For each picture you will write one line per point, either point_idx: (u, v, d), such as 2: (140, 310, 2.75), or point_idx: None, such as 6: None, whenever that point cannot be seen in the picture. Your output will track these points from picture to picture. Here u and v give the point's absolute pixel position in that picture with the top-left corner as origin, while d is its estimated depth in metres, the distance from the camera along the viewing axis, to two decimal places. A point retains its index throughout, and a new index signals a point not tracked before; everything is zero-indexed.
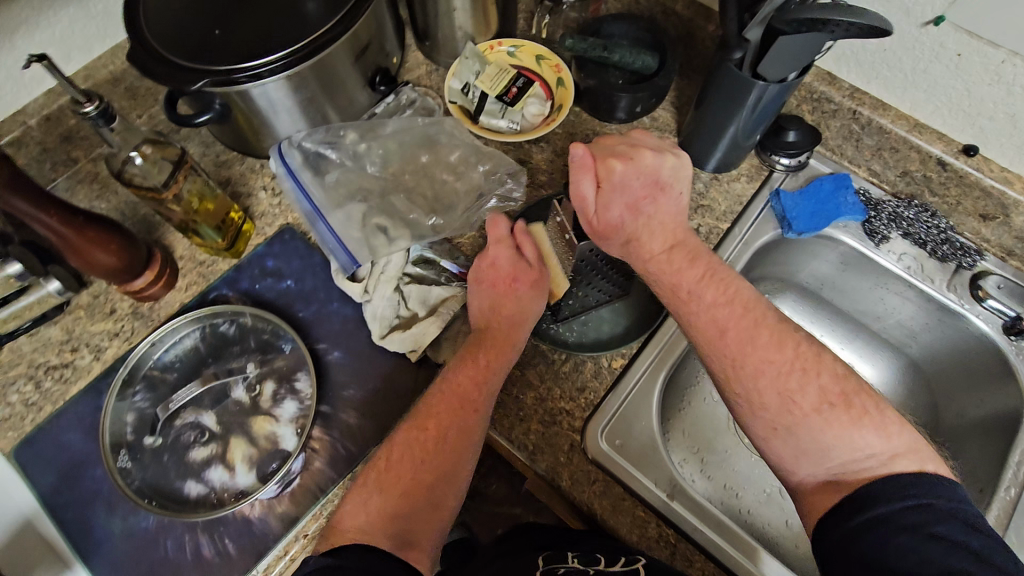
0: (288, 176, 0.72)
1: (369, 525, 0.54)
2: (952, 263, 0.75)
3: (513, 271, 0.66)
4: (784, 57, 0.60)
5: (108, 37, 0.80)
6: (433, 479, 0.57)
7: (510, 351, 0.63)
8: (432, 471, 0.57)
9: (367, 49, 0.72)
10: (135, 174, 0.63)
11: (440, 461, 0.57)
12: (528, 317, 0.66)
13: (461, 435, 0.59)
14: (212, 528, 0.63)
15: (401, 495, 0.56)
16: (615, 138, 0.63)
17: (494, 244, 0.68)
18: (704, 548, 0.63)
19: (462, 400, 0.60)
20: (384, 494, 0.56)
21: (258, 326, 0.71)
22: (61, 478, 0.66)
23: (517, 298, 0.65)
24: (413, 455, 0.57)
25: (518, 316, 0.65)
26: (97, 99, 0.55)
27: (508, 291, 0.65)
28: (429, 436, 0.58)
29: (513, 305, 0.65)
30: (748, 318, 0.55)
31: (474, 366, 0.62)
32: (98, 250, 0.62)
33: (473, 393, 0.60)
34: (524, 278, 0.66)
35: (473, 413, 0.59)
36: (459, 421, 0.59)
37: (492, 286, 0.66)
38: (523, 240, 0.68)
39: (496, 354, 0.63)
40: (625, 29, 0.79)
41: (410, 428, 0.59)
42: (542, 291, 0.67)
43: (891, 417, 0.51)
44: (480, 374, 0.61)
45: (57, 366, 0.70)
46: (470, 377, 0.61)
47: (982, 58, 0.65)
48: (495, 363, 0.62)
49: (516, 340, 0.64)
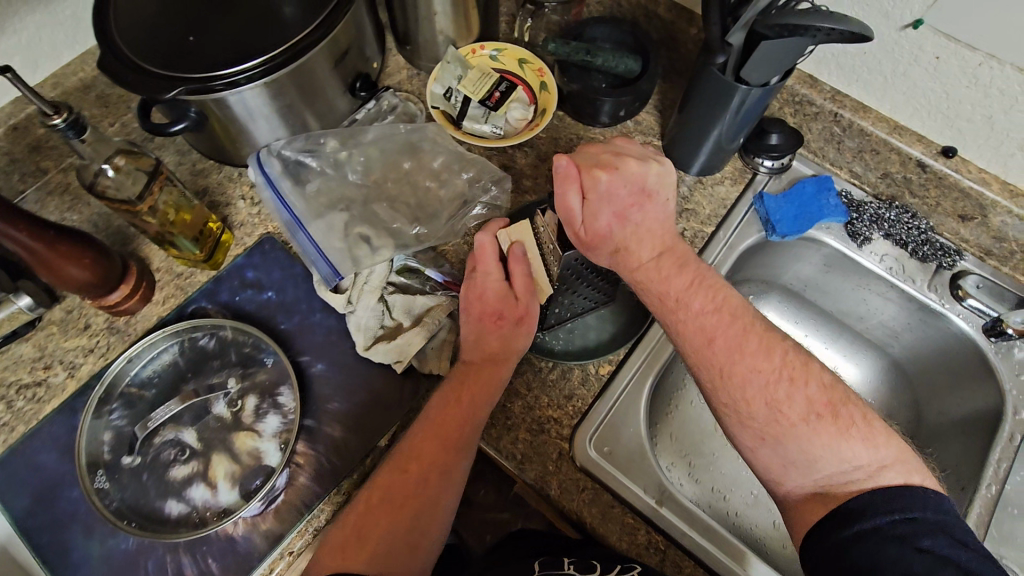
0: (267, 185, 0.70)
1: (343, 557, 0.53)
2: (932, 264, 0.76)
3: (498, 306, 0.64)
4: (765, 62, 0.60)
5: (77, 43, 0.78)
6: (411, 509, 0.57)
7: (494, 389, 0.62)
8: (411, 504, 0.57)
9: (346, 54, 0.70)
10: (107, 185, 0.61)
11: (421, 500, 0.57)
12: (514, 353, 0.64)
13: (441, 475, 0.58)
14: (194, 548, 0.61)
15: (371, 527, 0.55)
16: (599, 146, 0.61)
17: (482, 269, 0.64)
18: (692, 553, 0.63)
19: (445, 439, 0.59)
20: (358, 530, 0.55)
21: (238, 339, 0.70)
22: (35, 500, 0.64)
23: (502, 337, 0.63)
24: (394, 493, 0.57)
25: (503, 353, 0.63)
26: (65, 110, 0.53)
27: (494, 327, 0.63)
28: (412, 474, 0.58)
29: (497, 342, 0.63)
30: (736, 325, 0.55)
31: (458, 404, 0.60)
32: (71, 265, 0.60)
33: (454, 433, 0.59)
34: (509, 313, 0.64)
35: (455, 452, 0.59)
36: (441, 462, 0.58)
37: (478, 319, 0.64)
38: (517, 261, 0.63)
39: (477, 392, 0.61)
40: (607, 32, 0.78)
41: (392, 467, 0.58)
42: (529, 324, 0.64)
43: (877, 427, 0.51)
44: (463, 413, 0.60)
45: (30, 385, 0.68)
46: (454, 417, 0.60)
47: (959, 61, 0.65)
48: (480, 401, 0.60)
49: (499, 377, 0.62)
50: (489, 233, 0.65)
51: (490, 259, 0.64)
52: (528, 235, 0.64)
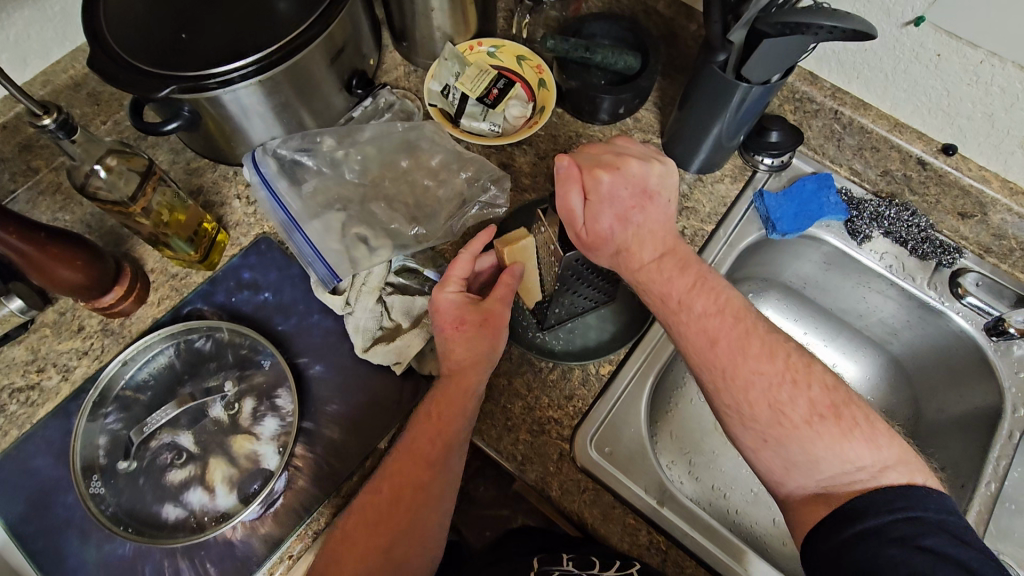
0: (262, 185, 0.70)
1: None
2: (932, 261, 0.76)
3: (458, 314, 0.60)
4: (767, 60, 0.60)
5: (67, 40, 0.76)
6: (385, 533, 0.56)
7: (463, 403, 0.59)
8: (386, 526, 0.56)
9: (342, 51, 0.69)
10: (99, 187, 0.60)
11: (397, 523, 0.56)
12: (479, 361, 0.60)
13: (414, 495, 0.57)
14: (192, 552, 0.61)
15: (348, 552, 0.56)
16: (600, 146, 0.61)
17: (448, 280, 0.62)
18: (693, 553, 0.63)
19: (421, 459, 0.58)
20: (336, 555, 0.56)
21: (235, 341, 0.69)
22: (30, 506, 0.63)
23: (467, 343, 0.59)
24: (366, 517, 0.57)
25: (468, 361, 0.60)
26: (55, 110, 0.52)
27: (453, 335, 0.60)
28: (383, 496, 0.57)
29: (462, 349, 0.59)
30: (738, 327, 0.55)
31: (427, 423, 0.59)
32: (62, 268, 0.59)
33: (429, 453, 0.58)
34: (471, 320, 0.60)
35: (427, 471, 0.58)
36: (414, 481, 0.57)
37: (439, 330, 0.61)
38: (507, 277, 0.61)
39: (447, 411, 0.59)
40: (606, 28, 0.77)
41: (367, 491, 0.58)
42: (495, 327, 0.61)
43: (880, 429, 0.51)
44: (433, 430, 0.59)
45: (23, 388, 0.67)
46: (423, 435, 0.59)
47: (960, 58, 0.65)
48: (450, 417, 0.59)
49: (469, 388, 0.59)
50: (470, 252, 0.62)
51: (459, 272, 0.61)
52: (528, 256, 0.63)
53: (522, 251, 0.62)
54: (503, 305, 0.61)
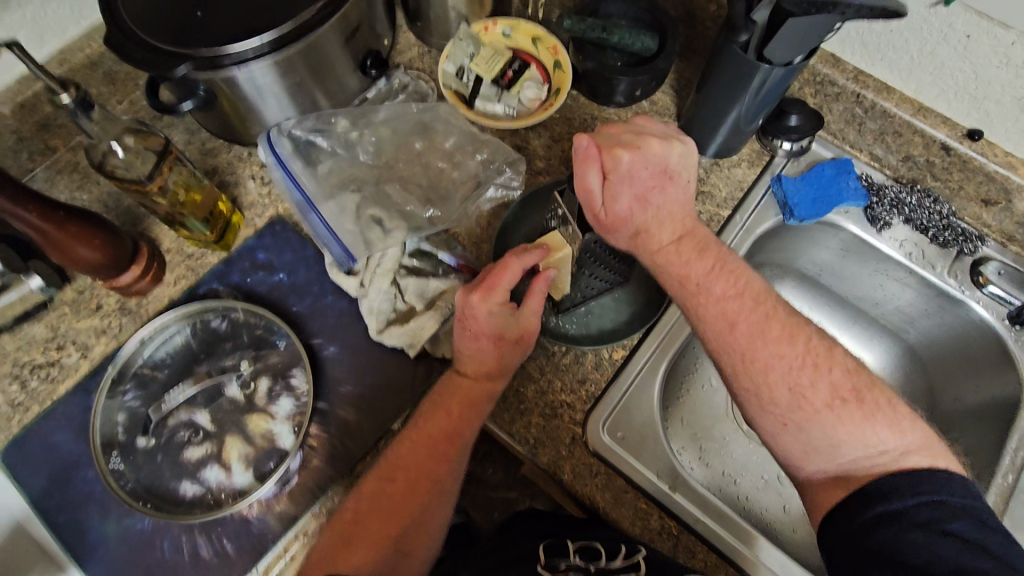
0: (278, 165, 0.70)
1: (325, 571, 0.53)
2: (953, 249, 0.75)
3: (498, 328, 0.59)
4: (790, 40, 0.58)
5: (82, 19, 0.76)
6: (401, 520, 0.57)
7: (485, 406, 0.61)
8: (404, 512, 0.57)
9: (357, 31, 0.68)
10: (117, 166, 0.61)
11: (414, 517, 0.57)
12: (507, 371, 0.61)
13: (428, 486, 0.58)
14: (209, 528, 0.62)
15: (366, 539, 0.56)
16: (619, 126, 0.60)
17: (494, 290, 0.59)
18: (705, 538, 0.63)
19: (433, 452, 0.59)
20: (351, 536, 0.56)
21: (250, 321, 0.69)
22: (51, 481, 0.64)
23: (500, 357, 0.60)
24: (381, 504, 0.57)
25: (497, 371, 0.61)
26: (74, 88, 0.52)
27: (493, 349, 0.59)
28: (400, 485, 0.58)
29: (495, 361, 0.60)
30: (759, 311, 0.54)
31: (446, 419, 0.60)
32: (80, 246, 0.59)
33: (445, 446, 0.59)
34: (508, 335, 0.60)
35: (443, 462, 0.59)
36: (429, 471, 0.59)
37: (477, 339, 0.59)
38: (540, 285, 0.60)
39: (470, 408, 0.60)
40: (623, 9, 0.75)
41: (386, 479, 0.58)
42: (528, 343, 0.61)
43: (901, 412, 0.51)
44: (451, 426, 0.60)
45: (43, 365, 0.68)
46: (439, 428, 0.60)
47: (991, 40, 0.63)
48: (471, 417, 0.60)
49: (492, 393, 0.61)
50: (519, 264, 0.60)
51: (506, 283, 0.59)
52: (563, 266, 0.62)
53: (556, 262, 0.61)
54: (536, 321, 0.61)
